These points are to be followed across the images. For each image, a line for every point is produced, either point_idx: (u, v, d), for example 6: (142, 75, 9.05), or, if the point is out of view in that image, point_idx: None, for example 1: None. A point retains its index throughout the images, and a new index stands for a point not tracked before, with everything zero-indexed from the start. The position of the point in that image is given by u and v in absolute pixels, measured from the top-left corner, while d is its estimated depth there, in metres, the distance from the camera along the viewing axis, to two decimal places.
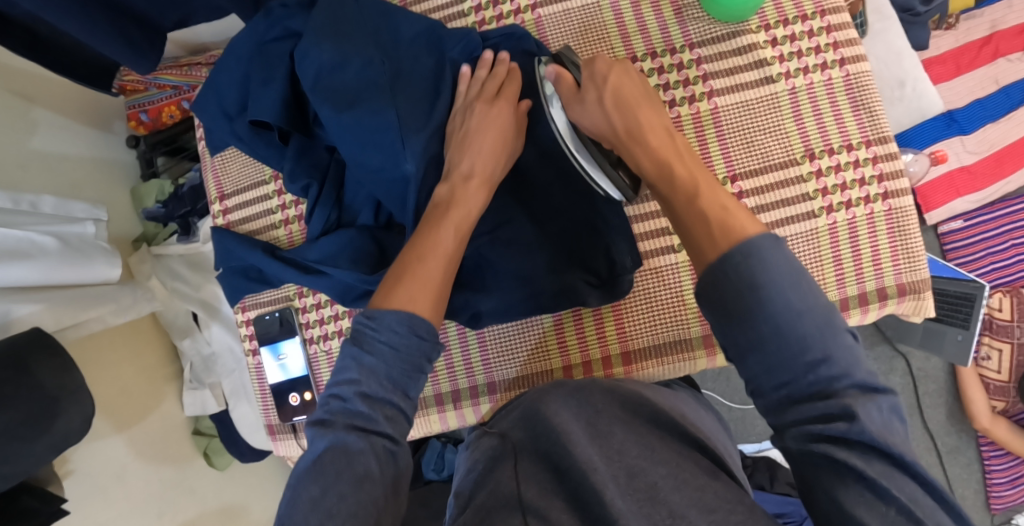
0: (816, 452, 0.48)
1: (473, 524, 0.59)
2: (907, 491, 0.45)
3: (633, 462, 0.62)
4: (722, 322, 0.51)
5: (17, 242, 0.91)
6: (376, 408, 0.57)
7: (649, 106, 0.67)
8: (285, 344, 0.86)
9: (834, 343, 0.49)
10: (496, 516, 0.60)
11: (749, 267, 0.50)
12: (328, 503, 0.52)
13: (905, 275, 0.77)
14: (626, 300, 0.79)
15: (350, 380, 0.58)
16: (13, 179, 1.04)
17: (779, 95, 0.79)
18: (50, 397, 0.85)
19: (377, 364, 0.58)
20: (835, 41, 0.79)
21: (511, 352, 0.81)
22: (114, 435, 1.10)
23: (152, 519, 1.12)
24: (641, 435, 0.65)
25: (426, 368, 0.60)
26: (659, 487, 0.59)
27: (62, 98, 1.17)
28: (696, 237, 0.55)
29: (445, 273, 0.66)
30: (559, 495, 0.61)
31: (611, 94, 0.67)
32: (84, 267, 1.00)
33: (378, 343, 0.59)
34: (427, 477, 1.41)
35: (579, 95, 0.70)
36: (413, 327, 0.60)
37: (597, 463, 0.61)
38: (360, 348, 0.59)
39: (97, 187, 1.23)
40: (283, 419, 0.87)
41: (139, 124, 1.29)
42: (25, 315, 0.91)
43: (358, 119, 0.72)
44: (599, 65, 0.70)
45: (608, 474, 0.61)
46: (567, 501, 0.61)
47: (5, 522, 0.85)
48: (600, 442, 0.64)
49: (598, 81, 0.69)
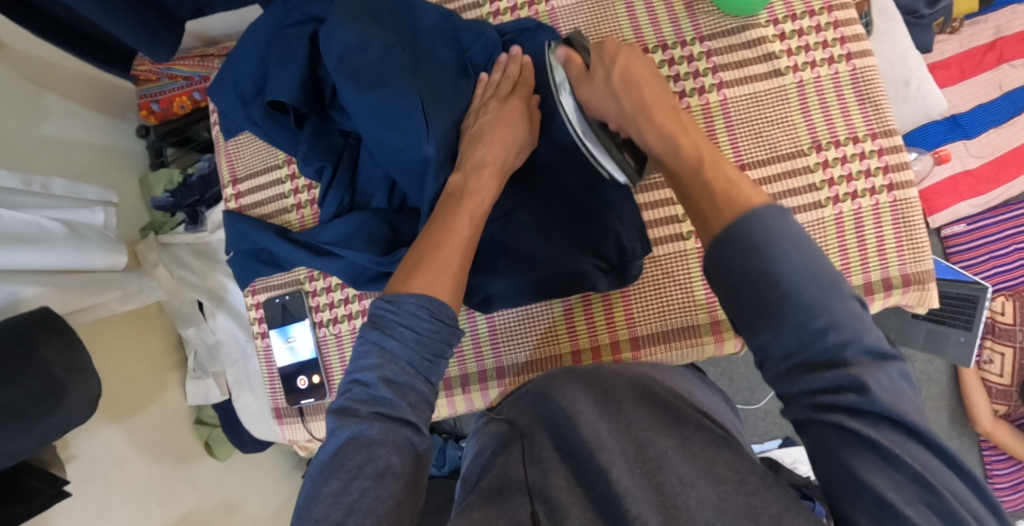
0: (827, 421, 0.48)
1: (480, 503, 0.61)
2: (919, 457, 0.46)
3: (643, 436, 0.62)
4: (729, 292, 0.51)
5: (26, 226, 0.92)
6: (400, 395, 0.58)
7: (656, 84, 0.68)
8: (295, 326, 0.87)
9: (843, 312, 0.49)
10: (502, 495, 0.61)
11: (749, 242, 0.50)
12: (349, 499, 0.52)
13: (909, 265, 0.78)
14: (635, 286, 0.79)
15: (374, 368, 0.58)
16: (24, 163, 1.04)
17: (787, 88, 0.80)
18: (58, 378, 0.85)
19: (401, 350, 0.59)
20: (842, 36, 0.80)
21: (521, 337, 0.81)
22: (117, 420, 1.10)
23: (152, 506, 1.12)
24: (649, 413, 0.65)
25: (447, 352, 0.61)
26: (667, 459, 0.60)
27: (74, 86, 1.18)
28: (701, 208, 0.56)
29: (463, 257, 0.68)
30: (567, 468, 0.62)
31: (620, 72, 0.68)
32: (90, 253, 1.01)
33: (399, 329, 0.60)
34: (429, 472, 1.41)
35: (588, 75, 0.71)
36: (436, 312, 0.61)
37: (606, 443, 0.62)
38: (382, 334, 0.59)
39: (107, 175, 1.24)
40: (290, 403, 0.88)
41: (150, 114, 1.30)
42: (32, 296, 0.91)
43: (377, 101, 0.72)
44: (608, 46, 0.71)
45: (617, 450, 0.61)
46: (574, 481, 0.61)
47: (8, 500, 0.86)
48: (615, 424, 0.64)
49: (606, 60, 0.70)
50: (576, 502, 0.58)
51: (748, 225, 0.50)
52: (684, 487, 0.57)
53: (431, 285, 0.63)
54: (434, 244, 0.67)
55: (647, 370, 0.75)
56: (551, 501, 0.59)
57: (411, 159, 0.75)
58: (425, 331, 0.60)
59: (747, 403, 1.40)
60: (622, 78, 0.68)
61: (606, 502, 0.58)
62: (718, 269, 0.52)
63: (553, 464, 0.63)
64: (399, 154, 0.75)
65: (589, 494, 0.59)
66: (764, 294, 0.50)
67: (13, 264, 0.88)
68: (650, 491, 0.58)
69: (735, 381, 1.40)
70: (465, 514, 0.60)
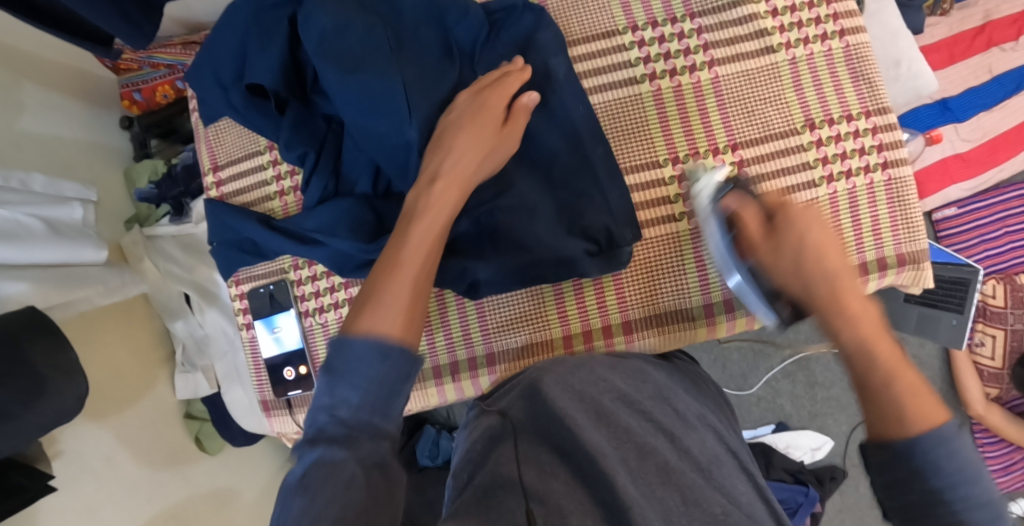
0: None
1: (471, 506, 0.60)
2: None
3: (643, 442, 0.64)
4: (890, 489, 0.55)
5: (3, 222, 0.91)
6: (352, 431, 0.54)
7: (840, 265, 0.61)
8: (280, 317, 0.85)
9: None
10: (494, 496, 0.60)
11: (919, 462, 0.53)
12: (316, 511, 0.50)
13: (904, 246, 0.77)
14: (627, 271, 0.79)
15: (326, 412, 0.55)
16: (5, 158, 1.03)
17: (779, 65, 0.79)
18: (41, 373, 0.83)
19: (354, 396, 0.55)
20: (834, 12, 0.79)
21: (510, 324, 0.80)
22: (106, 417, 1.09)
23: (144, 503, 1.11)
24: (642, 422, 0.66)
25: (404, 386, 0.57)
26: (671, 469, 0.62)
27: (54, 77, 1.15)
28: (882, 423, 0.55)
29: (412, 285, 0.62)
30: (565, 465, 0.63)
31: (800, 256, 0.62)
32: (70, 246, 0.99)
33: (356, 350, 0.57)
34: (422, 463, 1.41)
35: (767, 251, 0.64)
36: (384, 351, 0.56)
37: (605, 449, 0.62)
38: (337, 357, 0.57)
39: (89, 168, 1.22)
40: (277, 395, 0.86)
41: (133, 104, 1.29)
42: (16, 294, 0.90)
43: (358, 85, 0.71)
44: (794, 216, 0.63)
45: (617, 458, 0.62)
46: (575, 484, 0.62)
47: None
48: (610, 428, 0.65)
49: (792, 238, 0.62)
50: (576, 509, 0.59)
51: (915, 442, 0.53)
52: (688, 507, 0.59)
53: (384, 323, 0.58)
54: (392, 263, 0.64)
55: (641, 360, 0.75)
56: (549, 505, 0.59)
57: (395, 143, 0.73)
58: (377, 373, 0.56)
59: (740, 390, 1.40)
60: (798, 250, 0.62)
61: (612, 508, 0.59)
62: (891, 474, 0.54)
63: (552, 462, 0.64)
64: (383, 137, 0.73)
65: (594, 495, 0.61)
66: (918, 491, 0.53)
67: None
68: (655, 502, 0.59)
69: (728, 368, 1.40)
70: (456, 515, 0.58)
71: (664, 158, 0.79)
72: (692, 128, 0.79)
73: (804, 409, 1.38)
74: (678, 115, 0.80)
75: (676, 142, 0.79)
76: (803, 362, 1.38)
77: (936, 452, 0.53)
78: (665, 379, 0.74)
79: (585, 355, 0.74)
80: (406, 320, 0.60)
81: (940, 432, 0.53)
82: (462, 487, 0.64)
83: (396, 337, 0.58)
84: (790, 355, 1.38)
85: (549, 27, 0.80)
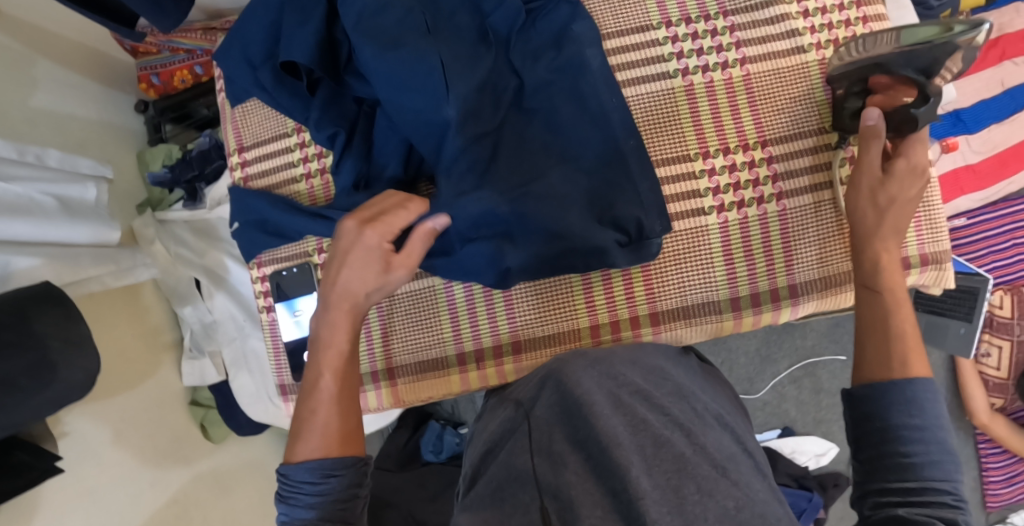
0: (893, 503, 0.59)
1: (488, 496, 0.64)
2: None
3: (659, 434, 0.61)
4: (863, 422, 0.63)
5: (16, 198, 0.89)
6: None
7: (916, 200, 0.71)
8: (302, 299, 0.85)
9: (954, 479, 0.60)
10: (507, 490, 0.63)
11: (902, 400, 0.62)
12: None
13: (928, 246, 0.79)
14: (657, 262, 0.79)
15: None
16: (19, 136, 1.01)
17: (809, 65, 0.80)
18: (49, 351, 0.82)
19: (308, 514, 0.63)
20: (863, 15, 0.81)
21: (537, 312, 0.80)
22: (111, 399, 1.07)
23: (145, 488, 1.10)
24: (660, 413, 0.64)
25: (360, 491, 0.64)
26: (686, 459, 0.59)
27: (68, 56, 1.14)
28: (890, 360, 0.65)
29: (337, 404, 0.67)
30: (581, 453, 0.62)
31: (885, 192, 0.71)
32: (84, 226, 0.97)
33: (297, 480, 0.64)
34: (427, 458, 1.40)
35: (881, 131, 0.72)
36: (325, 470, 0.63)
37: (621, 441, 0.60)
38: (288, 494, 0.64)
39: (102, 148, 1.20)
40: (297, 379, 0.86)
41: (150, 87, 1.28)
42: (25, 269, 0.88)
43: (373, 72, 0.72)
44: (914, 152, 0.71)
45: (634, 449, 0.60)
46: (585, 474, 0.60)
47: None
48: (628, 418, 0.62)
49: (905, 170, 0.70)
50: (586, 499, 0.57)
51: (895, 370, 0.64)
52: (702, 496, 0.56)
53: (325, 446, 0.65)
54: (316, 372, 0.68)
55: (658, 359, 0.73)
56: (562, 499, 0.58)
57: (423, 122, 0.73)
58: (325, 491, 0.63)
59: (747, 393, 1.39)
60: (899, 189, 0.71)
61: (623, 499, 0.57)
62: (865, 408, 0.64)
63: (569, 450, 0.62)
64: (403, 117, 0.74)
65: (605, 484, 0.59)
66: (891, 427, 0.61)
67: (4, 234, 0.85)
68: (668, 491, 0.56)
69: (734, 372, 1.38)
70: (475, 511, 0.62)
71: (695, 152, 0.80)
72: (722, 123, 0.80)
73: (809, 415, 1.38)
74: (709, 111, 0.80)
75: (707, 136, 0.80)
76: (810, 367, 1.38)
77: (916, 392, 0.62)
78: (683, 378, 0.73)
79: (602, 350, 0.73)
80: (340, 440, 0.65)
81: (925, 382, 0.63)
82: (472, 483, 0.69)
83: (335, 455, 0.64)
84: (798, 360, 1.38)
85: (583, 18, 0.79)
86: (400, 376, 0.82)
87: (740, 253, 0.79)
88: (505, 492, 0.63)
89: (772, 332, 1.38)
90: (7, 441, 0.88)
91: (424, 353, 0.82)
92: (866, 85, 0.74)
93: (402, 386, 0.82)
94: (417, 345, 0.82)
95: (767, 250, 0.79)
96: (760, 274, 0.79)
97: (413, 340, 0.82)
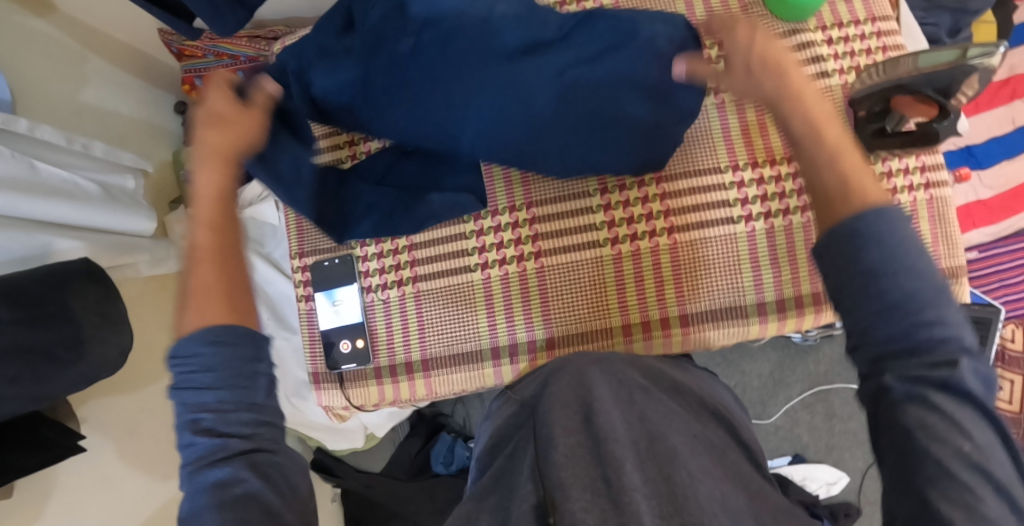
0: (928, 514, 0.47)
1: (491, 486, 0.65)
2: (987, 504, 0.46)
3: (652, 428, 0.62)
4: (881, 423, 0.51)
5: (62, 183, 0.90)
6: (249, 444, 0.58)
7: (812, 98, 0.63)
8: (342, 289, 0.88)
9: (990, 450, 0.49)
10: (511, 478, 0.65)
11: (966, 411, 0.49)
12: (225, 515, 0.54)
13: (944, 261, 0.82)
14: (687, 267, 0.82)
15: (192, 419, 0.58)
16: (65, 126, 1.03)
17: (834, 89, 0.84)
18: (81, 327, 0.81)
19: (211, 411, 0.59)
20: (884, 45, 0.85)
21: (571, 308, 0.83)
22: (137, 389, 1.08)
23: (158, 479, 1.09)
24: (665, 412, 0.65)
25: (257, 368, 0.60)
26: (678, 453, 0.60)
27: (117, 56, 1.17)
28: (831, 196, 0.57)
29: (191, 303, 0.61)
30: (582, 433, 0.60)
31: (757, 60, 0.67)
32: (124, 214, 0.97)
33: (187, 371, 0.59)
34: (436, 470, 1.37)
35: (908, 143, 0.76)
36: (213, 337, 0.59)
37: (618, 432, 0.60)
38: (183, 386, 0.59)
39: (145, 145, 1.22)
40: (330, 368, 0.88)
41: (192, 89, 1.30)
42: (66, 249, 0.88)
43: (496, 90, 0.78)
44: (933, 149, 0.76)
45: (628, 441, 0.60)
46: (581, 451, 0.59)
47: (24, 450, 0.81)
48: (627, 409, 0.63)
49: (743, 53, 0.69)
50: (578, 483, 0.56)
51: (964, 346, 0.50)
52: (693, 480, 0.58)
53: (202, 316, 0.61)
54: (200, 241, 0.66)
55: (658, 363, 0.76)
56: (553, 477, 0.57)
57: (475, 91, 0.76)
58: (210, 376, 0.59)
59: (758, 418, 1.40)
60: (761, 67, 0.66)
61: (612, 485, 0.56)
62: (830, 259, 0.54)
63: (567, 431, 0.60)
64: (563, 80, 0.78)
65: (598, 471, 0.57)
66: (932, 425, 0.49)
67: (49, 216, 0.85)
68: (659, 482, 0.57)
69: (747, 394, 1.40)
70: (480, 501, 0.63)
71: (725, 164, 0.83)
72: (752, 139, 0.84)
73: (821, 442, 1.37)
74: (739, 127, 0.84)
75: (737, 151, 0.83)
76: (823, 394, 1.38)
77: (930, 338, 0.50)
78: (683, 378, 0.75)
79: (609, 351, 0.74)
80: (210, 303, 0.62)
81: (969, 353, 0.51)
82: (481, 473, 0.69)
83: (204, 324, 0.60)
84: (810, 386, 1.38)
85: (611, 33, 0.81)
86: (434, 367, 0.86)
87: (765, 259, 0.81)
88: (501, 485, 0.64)
89: (786, 357, 1.39)
90: (32, 417, 0.86)
91: (458, 347, 0.85)
92: (887, 105, 0.78)
93: (436, 377, 0.86)
94: (451, 338, 0.85)
95: (793, 259, 0.81)
96: (785, 282, 0.81)
97: (448, 334, 0.85)
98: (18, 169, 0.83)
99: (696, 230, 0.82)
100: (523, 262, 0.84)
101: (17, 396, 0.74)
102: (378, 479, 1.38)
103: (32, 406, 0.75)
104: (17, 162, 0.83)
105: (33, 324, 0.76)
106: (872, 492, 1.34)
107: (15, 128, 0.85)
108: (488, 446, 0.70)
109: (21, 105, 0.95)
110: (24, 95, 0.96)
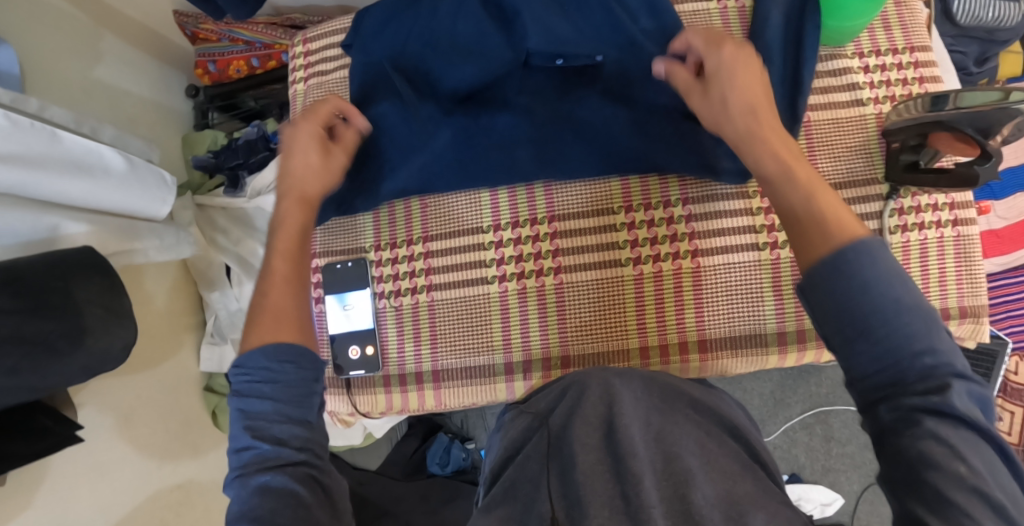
0: (911, 425, 0.51)
1: (501, 499, 0.63)
2: (979, 456, 0.49)
3: (670, 448, 0.61)
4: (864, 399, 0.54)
5: (85, 153, 0.81)
6: (299, 456, 0.61)
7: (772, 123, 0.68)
8: (353, 294, 0.88)
9: (938, 344, 0.52)
10: (522, 490, 0.63)
11: (964, 436, 0.49)
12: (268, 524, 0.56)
13: (966, 298, 0.81)
14: (709, 289, 0.82)
15: (249, 426, 0.61)
16: (75, 105, 1.00)
17: (867, 118, 0.83)
18: (81, 312, 0.75)
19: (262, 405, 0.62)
20: (920, 76, 0.84)
21: (590, 326, 0.83)
22: (137, 377, 1.05)
23: (153, 465, 1.07)
24: (688, 425, 0.64)
25: (314, 389, 0.64)
26: (693, 474, 0.58)
27: (133, 34, 1.14)
28: (811, 240, 0.58)
29: None
30: (603, 450, 0.61)
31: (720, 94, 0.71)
32: (140, 195, 0.89)
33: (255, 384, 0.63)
34: (432, 470, 1.36)
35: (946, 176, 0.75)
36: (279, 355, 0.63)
37: (638, 452, 0.59)
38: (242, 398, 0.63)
39: (152, 126, 1.19)
40: (338, 373, 0.88)
41: (205, 73, 1.25)
42: (75, 234, 0.82)
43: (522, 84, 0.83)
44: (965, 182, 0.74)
45: (647, 461, 0.59)
46: (607, 476, 0.58)
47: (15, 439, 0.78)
48: (648, 427, 0.62)
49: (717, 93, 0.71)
50: (595, 500, 0.56)
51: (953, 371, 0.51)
52: (709, 502, 0.56)
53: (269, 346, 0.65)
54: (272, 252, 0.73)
55: (678, 379, 0.73)
56: (570, 497, 0.58)
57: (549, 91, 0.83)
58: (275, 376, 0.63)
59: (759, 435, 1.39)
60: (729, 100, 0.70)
61: (631, 504, 0.56)
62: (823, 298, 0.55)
63: (587, 448, 0.61)
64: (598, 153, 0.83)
65: (617, 487, 0.57)
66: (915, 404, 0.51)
67: (60, 194, 0.78)
68: (675, 502, 0.56)
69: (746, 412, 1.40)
70: (489, 510, 0.62)
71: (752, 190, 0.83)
72: None
73: (817, 463, 1.36)
74: None
75: None
76: (823, 415, 1.37)
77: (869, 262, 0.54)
78: (700, 392, 0.73)
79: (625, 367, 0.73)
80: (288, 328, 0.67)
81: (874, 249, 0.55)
82: (492, 485, 0.68)
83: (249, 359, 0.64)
84: (810, 407, 1.37)
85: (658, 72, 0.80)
86: (444, 378, 0.85)
87: (789, 287, 0.81)
88: (515, 495, 0.63)
89: (787, 377, 1.39)
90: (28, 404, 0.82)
91: (471, 359, 0.85)
92: (923, 140, 0.76)
93: (446, 389, 0.85)
94: (464, 351, 0.85)
95: None
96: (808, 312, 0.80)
97: (461, 346, 0.85)
98: (38, 141, 0.75)
99: (720, 254, 0.82)
100: (543, 277, 0.85)
101: (16, 388, 0.69)
102: (371, 477, 1.34)
103: (32, 396, 0.71)
104: (36, 131, 0.76)
105: (32, 313, 0.71)
106: (866, 516, 1.33)
107: (24, 107, 0.79)
108: (502, 461, 0.69)
109: (32, 82, 0.92)
110: (35, 73, 0.93)
